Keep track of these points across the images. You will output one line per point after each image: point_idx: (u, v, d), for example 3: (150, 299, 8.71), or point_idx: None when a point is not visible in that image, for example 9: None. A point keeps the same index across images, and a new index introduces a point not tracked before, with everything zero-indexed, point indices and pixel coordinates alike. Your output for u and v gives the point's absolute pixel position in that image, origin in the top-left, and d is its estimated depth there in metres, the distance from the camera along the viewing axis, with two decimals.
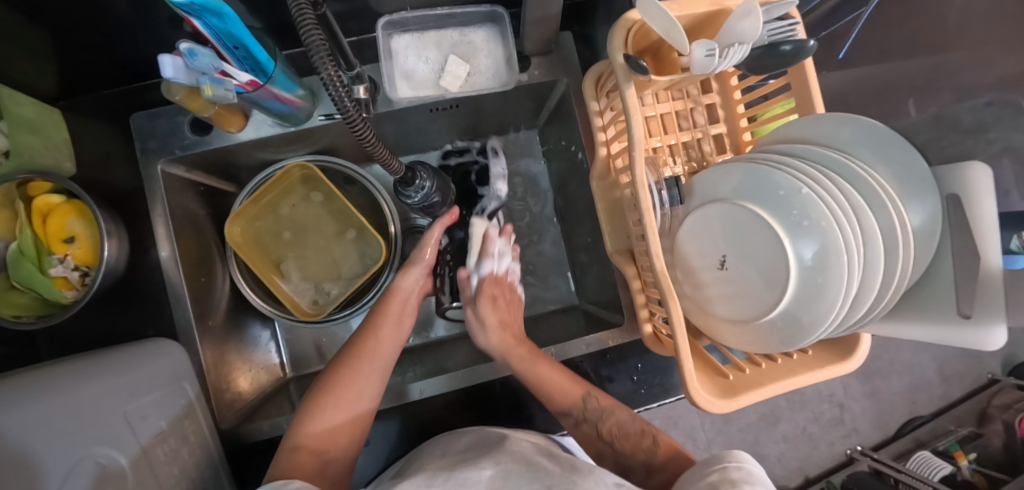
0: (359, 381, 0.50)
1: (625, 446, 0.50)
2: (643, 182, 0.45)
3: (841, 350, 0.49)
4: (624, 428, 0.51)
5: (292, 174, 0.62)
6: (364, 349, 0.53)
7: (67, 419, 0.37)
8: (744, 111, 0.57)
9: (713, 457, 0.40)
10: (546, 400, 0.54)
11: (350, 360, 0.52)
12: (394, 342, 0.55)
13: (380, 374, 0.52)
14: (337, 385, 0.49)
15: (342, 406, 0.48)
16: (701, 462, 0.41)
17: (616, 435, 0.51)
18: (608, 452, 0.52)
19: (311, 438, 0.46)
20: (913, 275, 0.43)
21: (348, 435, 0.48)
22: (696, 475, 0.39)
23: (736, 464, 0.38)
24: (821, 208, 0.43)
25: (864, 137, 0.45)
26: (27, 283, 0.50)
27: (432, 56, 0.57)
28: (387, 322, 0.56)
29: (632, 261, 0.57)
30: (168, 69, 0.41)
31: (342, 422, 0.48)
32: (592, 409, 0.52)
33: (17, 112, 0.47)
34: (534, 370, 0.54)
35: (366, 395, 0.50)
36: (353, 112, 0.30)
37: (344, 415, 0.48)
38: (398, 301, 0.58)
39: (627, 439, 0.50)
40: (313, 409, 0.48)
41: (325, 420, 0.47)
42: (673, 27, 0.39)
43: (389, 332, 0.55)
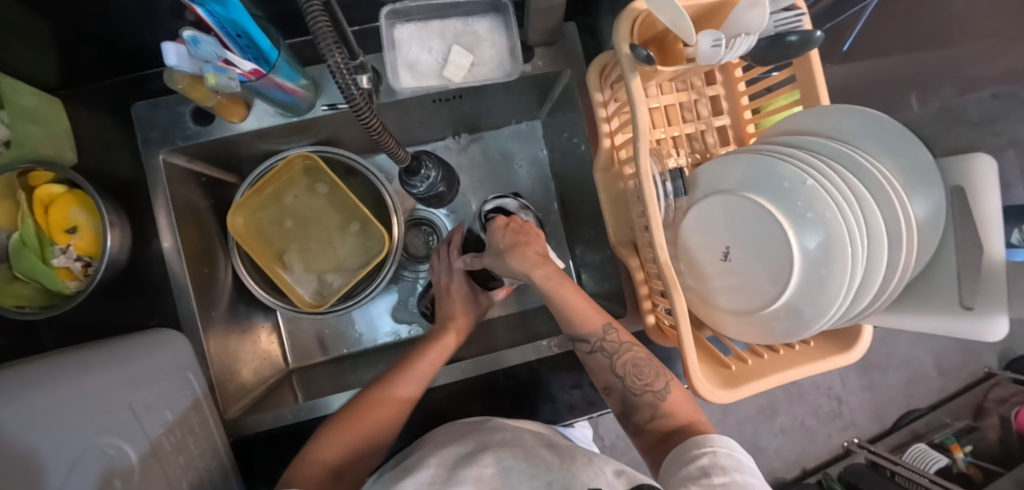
0: (380, 412, 0.51)
1: (636, 383, 0.49)
2: (647, 172, 0.45)
3: (843, 342, 0.49)
4: (640, 366, 0.50)
5: (295, 164, 0.62)
6: (392, 383, 0.53)
7: (70, 411, 0.37)
8: (748, 103, 0.57)
9: (698, 439, 0.42)
10: (569, 321, 0.52)
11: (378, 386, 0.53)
12: (422, 382, 0.54)
13: (403, 407, 0.52)
14: (364, 411, 0.51)
15: (362, 429, 0.50)
16: (692, 436, 0.43)
17: (631, 372, 0.50)
18: (617, 386, 0.51)
19: (329, 455, 0.48)
20: (916, 267, 0.43)
21: (368, 454, 0.50)
22: (683, 456, 0.41)
23: (725, 450, 0.40)
24: (827, 201, 0.43)
25: (868, 129, 0.46)
26: (29, 273, 0.50)
27: (435, 46, 0.57)
28: (424, 360, 0.56)
29: (636, 252, 0.57)
30: (172, 57, 0.39)
31: (360, 442, 0.50)
32: (610, 341, 0.51)
33: (17, 101, 0.48)
34: (561, 293, 0.52)
35: (390, 425, 0.51)
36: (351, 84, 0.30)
37: (363, 441, 0.50)
38: (438, 349, 0.58)
39: (641, 378, 0.50)
40: (337, 426, 0.50)
41: (340, 443, 0.48)
42: (681, 17, 0.40)
43: (420, 371, 0.55)
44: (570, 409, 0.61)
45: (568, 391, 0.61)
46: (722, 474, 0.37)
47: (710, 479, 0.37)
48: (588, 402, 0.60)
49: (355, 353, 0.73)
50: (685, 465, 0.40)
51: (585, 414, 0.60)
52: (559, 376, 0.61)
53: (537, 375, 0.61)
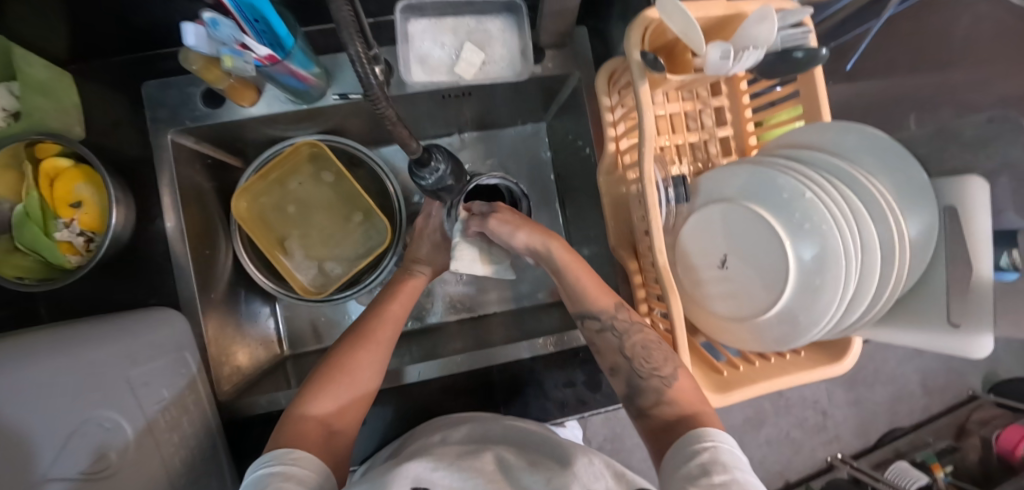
0: (366, 358, 0.52)
1: (644, 365, 0.48)
2: (650, 177, 0.47)
3: (832, 353, 0.50)
4: (649, 348, 0.48)
5: (301, 151, 0.62)
6: (369, 330, 0.54)
7: (64, 385, 0.36)
8: (751, 116, 0.58)
9: (698, 433, 0.41)
10: (578, 299, 0.53)
11: (356, 335, 0.54)
12: (398, 323, 0.57)
13: (384, 349, 0.54)
14: (344, 361, 0.51)
15: (347, 380, 0.50)
16: (697, 429, 0.41)
17: (640, 353, 0.48)
18: (624, 368, 0.50)
19: (318, 412, 0.47)
20: (908, 282, 0.44)
21: (358, 405, 0.50)
22: (683, 452, 0.40)
23: (724, 445, 0.39)
24: (824, 213, 0.44)
25: (865, 146, 0.47)
26: (31, 245, 0.50)
27: (447, 42, 0.58)
28: (395, 303, 0.58)
29: (635, 256, 0.58)
30: (191, 38, 0.41)
31: (347, 390, 0.49)
32: (621, 319, 0.51)
33: (30, 73, 0.48)
34: (575, 274, 0.53)
35: (375, 372, 0.52)
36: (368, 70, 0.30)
37: (348, 389, 0.49)
38: (408, 293, 0.60)
39: (649, 361, 0.48)
40: (319, 381, 0.49)
41: (330, 394, 0.48)
42: (690, 25, 0.41)
43: (390, 317, 0.57)
44: (562, 407, 0.61)
45: (560, 389, 0.61)
46: (726, 469, 0.36)
47: (716, 473, 0.36)
48: (580, 401, 0.61)
49: None
50: (684, 464, 0.39)
51: (576, 413, 0.61)
52: (553, 374, 0.61)
53: (531, 372, 0.61)
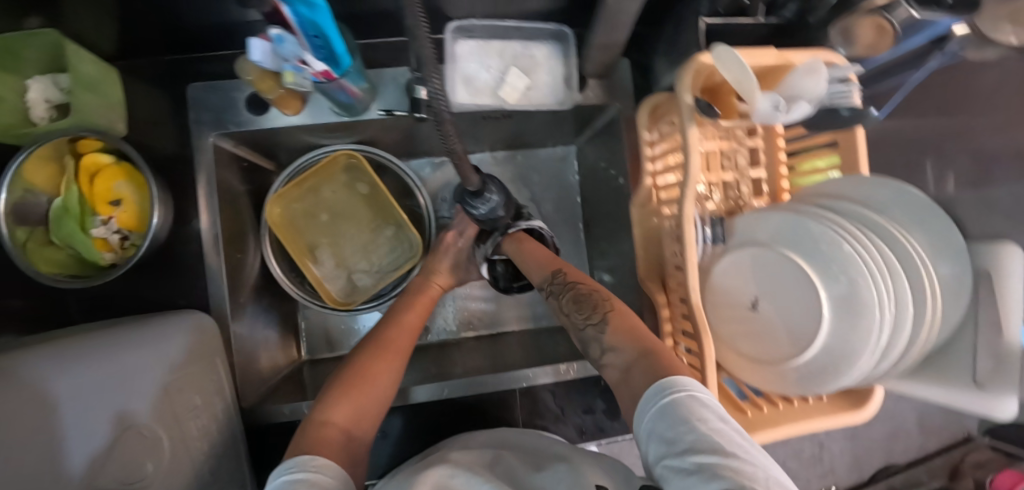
0: (385, 367, 0.50)
1: (577, 318, 0.50)
2: (689, 217, 0.49)
3: (852, 399, 0.52)
4: (580, 301, 0.50)
5: (338, 161, 0.63)
6: (386, 339, 0.53)
7: (107, 393, 0.37)
8: (785, 160, 0.59)
9: (664, 384, 0.37)
10: (524, 265, 0.56)
11: (374, 344, 0.53)
12: (413, 331, 0.56)
13: (400, 358, 0.52)
14: (364, 368, 0.49)
15: (367, 388, 0.48)
16: (661, 380, 0.38)
17: (573, 307, 0.50)
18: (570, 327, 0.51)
19: (340, 416, 0.45)
20: (936, 338, 0.46)
21: (375, 414, 0.47)
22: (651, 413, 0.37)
23: (688, 392, 0.36)
24: (862, 267, 0.45)
25: (893, 201, 0.50)
26: (67, 240, 0.50)
27: (494, 64, 0.59)
28: (412, 313, 0.58)
29: (664, 289, 0.59)
30: (258, 53, 0.41)
31: (368, 397, 0.48)
32: (557, 282, 0.52)
33: (80, 68, 0.47)
34: (522, 244, 0.57)
35: (392, 380, 0.50)
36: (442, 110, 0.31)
37: (369, 398, 0.48)
38: (424, 304, 0.60)
39: (582, 312, 0.49)
40: (335, 394, 0.47)
41: (350, 402, 0.46)
42: (745, 77, 0.42)
43: (406, 325, 0.56)
44: (580, 432, 0.61)
45: (579, 414, 0.62)
46: (689, 423, 0.33)
47: (680, 434, 0.32)
48: (598, 428, 0.61)
49: None
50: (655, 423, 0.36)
51: (594, 439, 0.61)
52: (573, 399, 0.62)
53: (552, 396, 0.62)
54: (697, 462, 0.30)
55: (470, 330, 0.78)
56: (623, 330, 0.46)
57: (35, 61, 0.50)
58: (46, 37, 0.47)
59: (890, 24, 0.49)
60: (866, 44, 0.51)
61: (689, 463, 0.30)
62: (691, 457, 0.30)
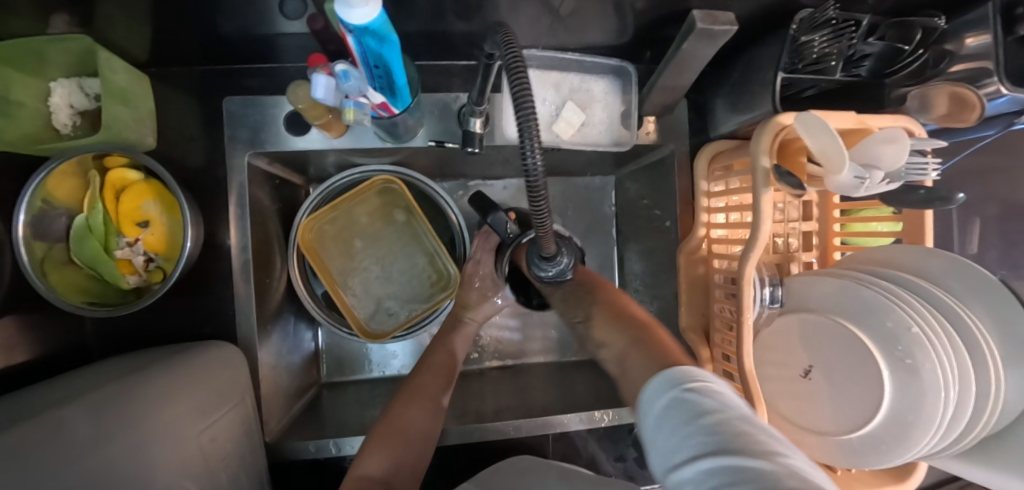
0: (416, 410, 0.49)
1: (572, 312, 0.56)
2: (749, 280, 0.47)
3: (896, 472, 0.51)
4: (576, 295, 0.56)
5: (375, 185, 0.61)
6: (415, 384, 0.52)
7: (149, 452, 0.34)
8: (839, 217, 0.57)
9: (686, 384, 0.33)
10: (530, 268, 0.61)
11: (405, 390, 0.52)
12: (446, 373, 0.55)
13: (437, 402, 0.51)
14: (395, 419, 0.48)
15: (401, 437, 0.46)
16: (658, 386, 0.35)
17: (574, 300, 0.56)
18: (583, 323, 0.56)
19: (374, 470, 0.43)
20: (996, 425, 0.45)
21: (412, 462, 0.45)
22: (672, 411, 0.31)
23: (690, 387, 0.32)
24: (930, 352, 0.43)
25: (956, 274, 0.48)
26: (89, 262, 0.47)
27: (549, 97, 0.55)
28: (443, 353, 0.57)
29: (707, 344, 0.57)
30: (321, 90, 0.39)
31: (404, 449, 0.46)
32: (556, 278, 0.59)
33: (112, 80, 0.44)
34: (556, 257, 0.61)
35: (431, 428, 0.49)
36: (541, 183, 0.29)
37: (405, 448, 0.46)
38: (458, 343, 0.59)
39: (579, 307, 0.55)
40: (368, 448, 0.45)
41: (384, 450, 0.44)
42: (836, 147, 0.40)
43: (437, 369, 0.55)
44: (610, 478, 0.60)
45: (611, 462, 0.61)
46: (691, 422, 0.28)
47: (683, 439, 0.28)
48: (629, 476, 0.60)
49: (389, 378, 0.71)
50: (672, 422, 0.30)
51: None
52: (605, 446, 0.61)
53: (585, 441, 0.61)
54: (699, 462, 0.25)
55: (496, 361, 0.76)
56: (612, 324, 0.49)
57: (60, 64, 0.46)
58: (76, 42, 0.42)
59: (972, 96, 0.45)
60: (941, 113, 0.48)
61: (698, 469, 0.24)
62: (694, 456, 0.26)
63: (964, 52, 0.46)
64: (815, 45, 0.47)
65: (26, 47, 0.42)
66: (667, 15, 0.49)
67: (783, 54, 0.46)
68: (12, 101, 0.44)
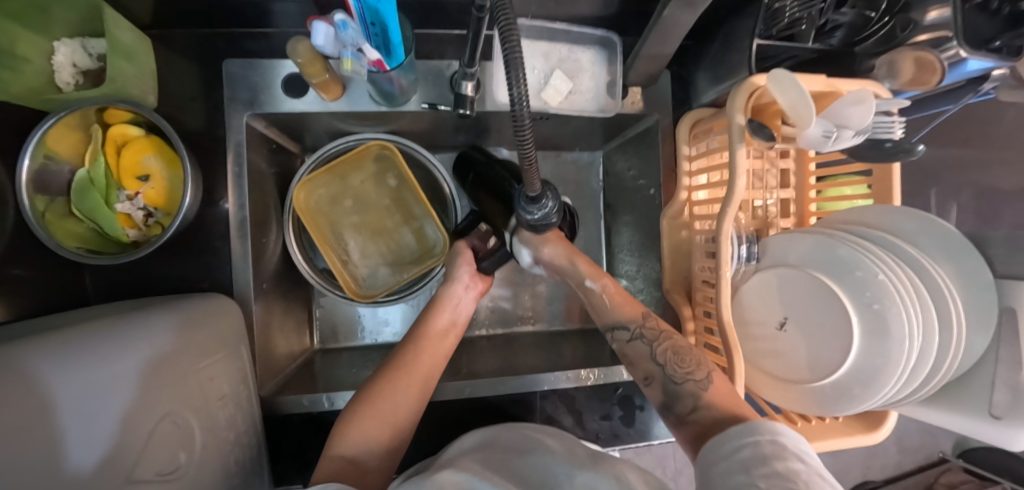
0: (435, 345, 0.54)
1: (678, 369, 0.45)
2: (726, 235, 0.49)
3: (867, 422, 0.53)
4: (680, 354, 0.47)
5: (369, 151, 0.62)
6: (408, 350, 0.52)
7: (149, 375, 0.35)
8: (814, 183, 0.60)
9: (755, 425, 0.36)
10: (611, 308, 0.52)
11: (423, 327, 0.55)
12: (447, 329, 0.56)
13: (453, 336, 0.56)
14: (386, 383, 0.49)
15: (382, 412, 0.47)
16: (734, 428, 0.37)
17: (671, 359, 0.47)
18: (656, 375, 0.47)
19: (353, 447, 0.45)
20: (956, 369, 0.48)
21: (396, 429, 0.47)
22: (745, 441, 0.35)
23: (770, 437, 0.35)
24: (892, 295, 0.46)
25: (924, 230, 0.50)
26: (91, 214, 0.49)
27: (538, 65, 0.58)
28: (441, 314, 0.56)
29: (689, 302, 0.59)
30: (321, 37, 0.40)
31: (382, 430, 0.46)
32: (650, 328, 0.50)
33: (118, 35, 0.45)
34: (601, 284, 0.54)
35: (427, 377, 0.51)
36: (525, 116, 0.30)
37: (386, 425, 0.47)
38: (448, 310, 0.57)
39: (682, 366, 0.46)
40: (352, 417, 0.47)
41: (369, 425, 0.46)
42: (804, 102, 0.43)
43: (431, 343, 0.54)
44: (595, 437, 0.62)
45: (597, 421, 0.62)
46: (766, 461, 0.32)
47: (752, 467, 0.32)
48: (614, 435, 0.62)
49: (382, 345, 0.73)
50: (746, 447, 0.35)
51: (609, 445, 0.62)
52: (592, 405, 0.62)
53: (573, 400, 0.62)
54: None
55: (484, 329, 0.77)
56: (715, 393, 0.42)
57: (67, 22, 0.47)
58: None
59: (937, 60, 0.48)
60: (907, 79, 0.50)
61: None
62: (761, 488, 0.30)
63: (927, 22, 0.49)
64: (787, 9, 0.51)
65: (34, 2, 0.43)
66: None
67: (758, 22, 0.49)
68: (18, 55, 0.45)
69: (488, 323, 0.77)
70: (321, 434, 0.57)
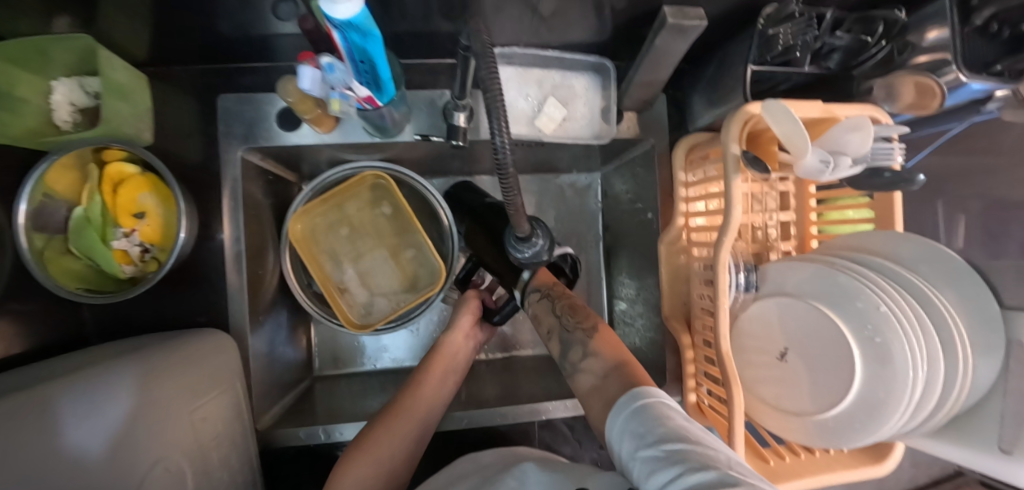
0: (431, 389, 0.54)
1: (569, 320, 0.46)
2: (724, 266, 0.48)
3: (873, 453, 0.52)
4: (576, 308, 0.47)
5: (365, 181, 0.62)
6: (406, 395, 0.52)
7: (142, 421, 0.35)
8: (815, 207, 0.59)
9: (637, 391, 0.35)
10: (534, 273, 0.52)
11: (422, 369, 0.56)
12: (448, 373, 0.57)
13: (451, 381, 0.57)
14: (381, 429, 0.49)
15: (374, 458, 0.47)
16: (618, 399, 0.35)
17: (566, 313, 0.46)
18: (554, 329, 0.47)
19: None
20: (963, 402, 0.46)
21: (387, 475, 0.47)
22: (631, 411, 0.33)
23: (655, 399, 0.33)
24: (897, 329, 0.45)
25: (927, 259, 0.49)
26: (87, 252, 0.49)
27: (532, 92, 0.58)
28: (439, 359, 0.57)
29: (688, 330, 0.59)
30: (307, 81, 0.42)
31: (373, 476, 0.46)
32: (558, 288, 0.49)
33: (110, 75, 0.45)
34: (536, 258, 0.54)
35: (424, 423, 0.51)
36: (509, 164, 0.31)
37: (377, 469, 0.47)
38: (446, 358, 0.57)
39: (577, 319, 0.46)
40: (349, 457, 0.46)
41: (362, 468, 0.46)
42: (798, 131, 0.42)
43: (429, 387, 0.54)
44: (595, 466, 0.61)
45: (596, 449, 0.61)
46: (658, 424, 0.30)
47: (646, 433, 0.30)
48: (613, 464, 0.61)
49: (380, 371, 0.72)
50: (635, 416, 0.32)
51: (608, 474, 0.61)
52: (591, 433, 0.62)
53: (572, 428, 0.61)
54: (663, 451, 0.27)
55: (487, 355, 0.77)
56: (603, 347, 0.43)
57: (65, 64, 0.48)
58: (79, 42, 0.45)
59: (937, 85, 0.48)
60: (907, 102, 0.51)
61: (659, 452, 0.28)
62: (656, 451, 0.28)
63: (925, 44, 0.47)
64: (781, 37, 0.48)
65: (32, 47, 0.44)
66: (644, 12, 0.51)
67: (752, 49, 0.48)
68: (16, 97, 0.46)
69: (490, 349, 0.77)
70: (318, 467, 0.56)
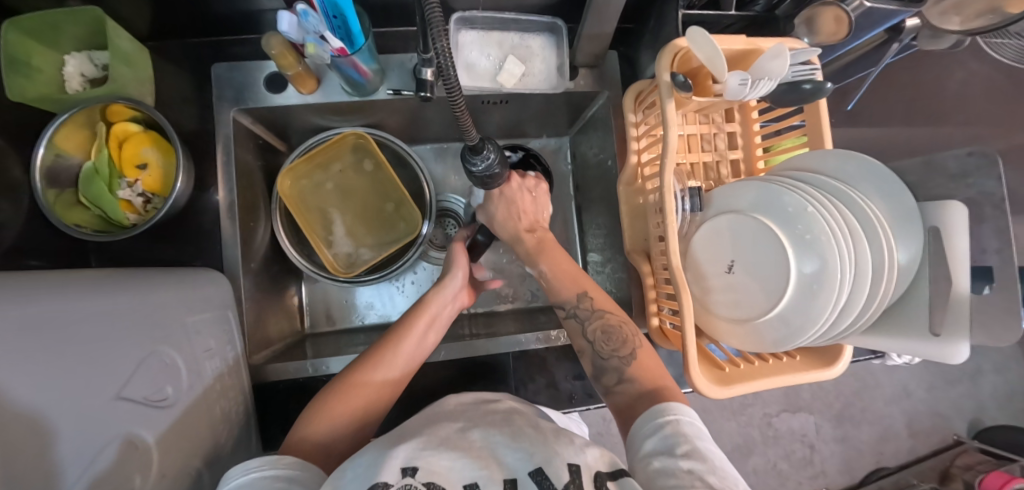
0: (416, 338, 0.55)
1: (604, 348, 0.53)
2: (669, 188, 0.52)
3: (824, 358, 0.55)
4: (608, 332, 0.54)
5: (346, 140, 0.67)
6: (387, 341, 0.54)
7: (139, 313, 0.40)
8: (759, 141, 0.64)
9: (670, 406, 0.44)
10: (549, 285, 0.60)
11: (406, 320, 0.57)
12: (432, 324, 0.58)
13: (435, 332, 0.58)
14: (360, 377, 0.50)
15: (354, 402, 0.49)
16: (653, 406, 0.44)
17: (601, 337, 0.54)
18: (588, 350, 0.55)
19: (320, 431, 0.47)
20: (894, 294, 0.50)
21: (367, 419, 0.50)
22: (660, 420, 0.43)
23: (686, 418, 0.42)
24: (823, 226, 0.49)
25: (863, 173, 0.53)
26: (96, 200, 0.55)
27: (493, 52, 0.64)
28: (428, 310, 0.58)
29: (648, 260, 0.63)
30: (285, 24, 0.47)
31: (351, 420, 0.48)
32: (583, 309, 0.56)
33: (118, 45, 0.52)
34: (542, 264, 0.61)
35: (405, 371, 0.53)
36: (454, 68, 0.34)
37: (355, 412, 0.49)
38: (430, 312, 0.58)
39: (610, 344, 0.53)
40: (324, 401, 0.49)
41: (339, 409, 0.48)
42: (716, 54, 0.48)
43: (412, 338, 0.55)
44: (570, 397, 0.64)
45: (570, 381, 0.65)
46: (686, 443, 0.40)
47: (673, 445, 0.40)
48: (587, 394, 0.64)
49: (368, 326, 0.77)
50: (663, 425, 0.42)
51: (583, 405, 0.64)
52: (563, 365, 0.65)
53: (546, 361, 0.65)
54: (686, 467, 0.37)
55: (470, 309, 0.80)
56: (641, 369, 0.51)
57: (76, 38, 0.55)
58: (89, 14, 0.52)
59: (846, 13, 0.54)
60: (826, 33, 0.56)
61: (682, 464, 0.38)
62: (681, 461, 0.38)
63: None
64: None
65: (48, 19, 0.51)
66: None
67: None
68: (32, 66, 0.53)
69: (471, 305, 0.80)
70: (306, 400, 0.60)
